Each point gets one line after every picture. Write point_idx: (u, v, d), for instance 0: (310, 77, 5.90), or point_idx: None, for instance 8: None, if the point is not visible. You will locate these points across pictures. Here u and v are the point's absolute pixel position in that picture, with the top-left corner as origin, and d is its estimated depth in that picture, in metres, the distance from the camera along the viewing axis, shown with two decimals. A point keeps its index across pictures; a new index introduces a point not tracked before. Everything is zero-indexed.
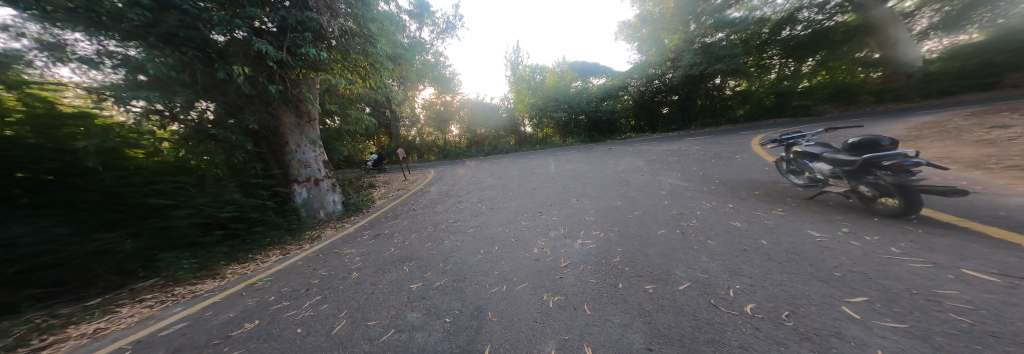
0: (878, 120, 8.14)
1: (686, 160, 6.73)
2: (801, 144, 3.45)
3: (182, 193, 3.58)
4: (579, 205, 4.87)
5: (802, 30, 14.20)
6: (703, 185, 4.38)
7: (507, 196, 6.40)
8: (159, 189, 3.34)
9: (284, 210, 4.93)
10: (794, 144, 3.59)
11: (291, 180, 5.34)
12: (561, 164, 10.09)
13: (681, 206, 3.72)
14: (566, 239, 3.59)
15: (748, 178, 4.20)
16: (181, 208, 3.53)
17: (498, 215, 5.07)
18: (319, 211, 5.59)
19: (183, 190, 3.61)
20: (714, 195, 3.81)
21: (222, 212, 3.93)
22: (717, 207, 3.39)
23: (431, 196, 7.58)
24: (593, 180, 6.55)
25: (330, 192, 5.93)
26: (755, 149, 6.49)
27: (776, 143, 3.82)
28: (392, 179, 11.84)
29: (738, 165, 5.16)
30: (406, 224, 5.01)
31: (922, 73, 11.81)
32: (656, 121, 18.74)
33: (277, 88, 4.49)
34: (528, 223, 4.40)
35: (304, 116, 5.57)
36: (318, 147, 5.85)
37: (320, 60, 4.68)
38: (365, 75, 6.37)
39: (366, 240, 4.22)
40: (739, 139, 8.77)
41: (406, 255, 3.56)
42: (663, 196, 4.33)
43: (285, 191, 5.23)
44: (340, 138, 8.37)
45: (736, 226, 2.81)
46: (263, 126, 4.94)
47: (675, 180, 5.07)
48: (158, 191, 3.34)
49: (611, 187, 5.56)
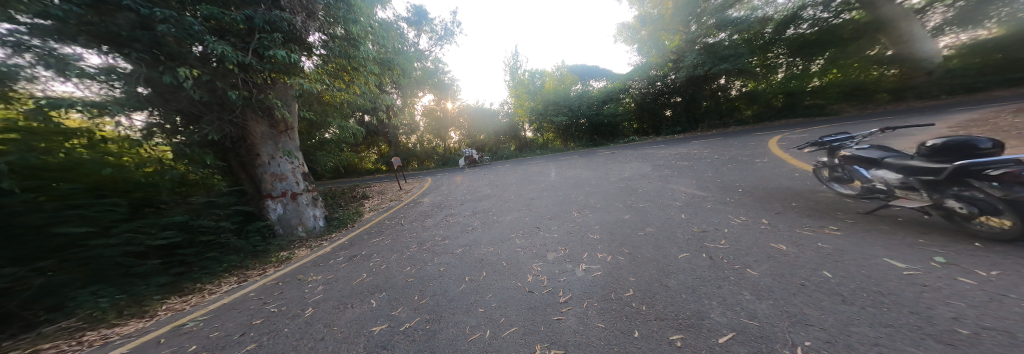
0: (906, 119, 7.52)
1: (698, 165, 6.17)
2: (852, 147, 2.90)
3: (111, 216, 2.84)
4: (582, 219, 4.31)
5: (808, 29, 13.76)
6: (723, 196, 3.81)
7: (504, 208, 5.88)
8: (82, 212, 2.63)
9: (249, 230, 4.29)
10: (841, 148, 3.04)
11: (265, 196, 4.80)
12: (561, 170, 9.54)
13: (703, 222, 3.14)
14: (568, 263, 3.03)
15: (778, 187, 3.66)
16: (102, 237, 2.75)
17: (491, 231, 4.52)
18: (296, 227, 4.99)
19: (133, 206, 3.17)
20: (742, 208, 3.23)
21: (154, 240, 3.10)
22: (747, 223, 2.82)
23: (423, 208, 7.07)
24: (597, 189, 5.99)
25: (311, 206, 5.35)
26: (776, 153, 5.90)
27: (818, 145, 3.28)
28: (387, 188, 11.35)
29: (760, 172, 4.61)
30: (389, 242, 4.48)
31: (943, 69, 11.22)
32: (660, 124, 18.18)
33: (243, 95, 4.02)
34: (523, 243, 3.82)
35: (281, 127, 5.08)
36: (297, 159, 5.28)
37: (292, 64, 4.25)
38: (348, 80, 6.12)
39: (339, 262, 3.70)
40: (753, 141, 8.16)
41: (379, 283, 3.03)
42: (678, 209, 3.75)
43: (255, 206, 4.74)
44: (325, 148, 7.87)
45: (781, 251, 2.23)
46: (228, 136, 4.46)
47: (689, 189, 4.52)
48: (81, 215, 2.63)
49: (618, 197, 5.01)
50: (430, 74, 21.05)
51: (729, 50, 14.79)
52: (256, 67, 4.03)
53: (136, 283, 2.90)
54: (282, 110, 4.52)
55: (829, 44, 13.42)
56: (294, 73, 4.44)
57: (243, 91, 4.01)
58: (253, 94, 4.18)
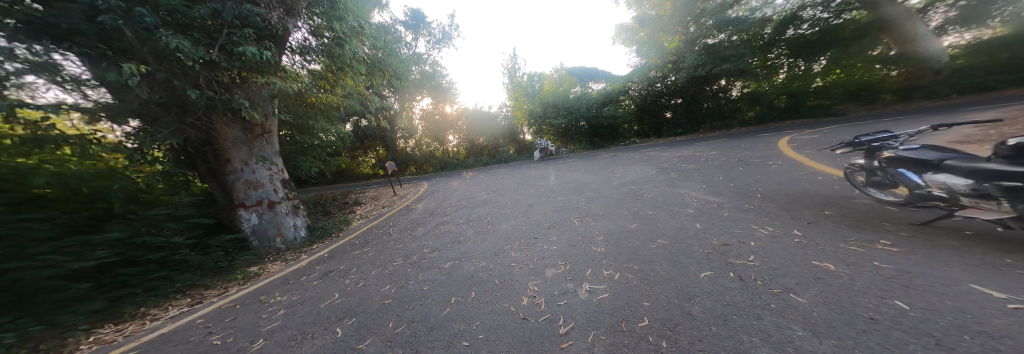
0: (921, 119, 7.19)
1: (706, 168, 5.79)
2: (895, 148, 2.53)
3: (34, 235, 2.29)
4: (583, 228, 3.93)
5: (809, 29, 13.55)
6: (741, 202, 3.43)
7: (500, 215, 5.50)
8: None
9: (214, 244, 3.86)
10: (882, 148, 2.67)
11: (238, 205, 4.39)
12: (561, 174, 9.18)
13: (723, 234, 2.74)
14: (569, 281, 2.64)
15: (803, 193, 3.28)
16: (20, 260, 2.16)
17: (484, 242, 4.12)
18: (274, 239, 4.57)
19: (82, 219, 2.79)
20: (766, 216, 2.85)
21: (85, 261, 2.53)
22: (777, 236, 2.43)
23: (415, 215, 6.67)
24: (600, 194, 5.63)
25: (291, 215, 4.95)
26: (790, 154, 5.53)
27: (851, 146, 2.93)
28: (381, 194, 10.96)
29: (777, 175, 4.23)
30: (372, 254, 4.08)
31: (950, 68, 10.94)
32: (661, 126, 17.90)
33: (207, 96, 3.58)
34: (518, 256, 3.41)
35: (257, 130, 4.65)
36: (275, 165, 4.85)
37: (264, 63, 3.89)
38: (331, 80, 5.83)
39: (311, 280, 3.29)
40: (761, 142, 7.80)
41: (350, 306, 2.63)
42: (692, 217, 3.35)
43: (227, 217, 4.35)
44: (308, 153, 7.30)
45: (828, 270, 1.81)
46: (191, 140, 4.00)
47: (700, 193, 4.14)
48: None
49: (622, 203, 4.63)
50: (428, 77, 20.84)
51: (731, 51, 14.54)
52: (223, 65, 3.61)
53: (63, 312, 2.34)
54: (252, 112, 3.90)
55: (831, 44, 13.19)
56: (269, 72, 4.07)
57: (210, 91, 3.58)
58: (220, 94, 3.75)
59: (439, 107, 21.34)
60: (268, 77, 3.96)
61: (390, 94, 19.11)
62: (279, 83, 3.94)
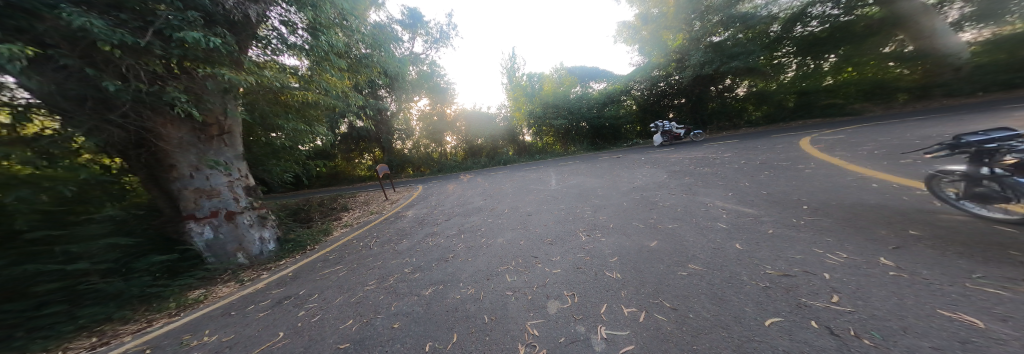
0: (956, 118, 6.61)
1: (726, 172, 5.22)
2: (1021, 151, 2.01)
3: None
4: (592, 246, 3.33)
5: (818, 26, 13.02)
6: (785, 216, 2.86)
7: (496, 226, 4.90)
8: None
9: (136, 268, 3.04)
10: (998, 151, 2.15)
11: (187, 216, 3.74)
12: (563, 178, 8.60)
13: (776, 260, 2.19)
14: (576, 320, 2.03)
15: (865, 207, 2.70)
16: None
17: (476, 262, 3.52)
18: (234, 255, 3.94)
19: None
20: (829, 240, 2.30)
21: None
22: (857, 267, 1.90)
23: (404, 223, 6.07)
24: (608, 202, 5.04)
25: (258, 227, 4.32)
26: (820, 156, 4.95)
27: (955, 148, 2.39)
28: (372, 198, 10.37)
29: (816, 181, 3.65)
30: (342, 274, 3.44)
31: (972, 65, 10.37)
32: (665, 126, 17.35)
33: (134, 87, 2.80)
34: (516, 283, 2.80)
35: (213, 130, 3.99)
36: (235, 171, 4.19)
37: (214, 51, 3.14)
38: (307, 77, 5.26)
39: (258, 311, 2.61)
40: (780, 143, 7.21)
41: (297, 349, 1.99)
42: (727, 233, 2.79)
43: (174, 230, 3.74)
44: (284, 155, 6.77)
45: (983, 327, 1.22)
46: (118, 142, 3.27)
47: (728, 202, 3.56)
48: None
49: (635, 214, 4.04)
50: (426, 78, 20.37)
51: (738, 48, 13.93)
52: (155, 52, 2.81)
53: None
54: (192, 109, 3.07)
55: (842, 41, 12.62)
56: (224, 63, 3.37)
57: (143, 84, 2.81)
58: (157, 85, 2.97)
59: (436, 107, 20.74)
60: (218, 68, 3.23)
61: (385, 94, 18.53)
62: (226, 74, 3.09)
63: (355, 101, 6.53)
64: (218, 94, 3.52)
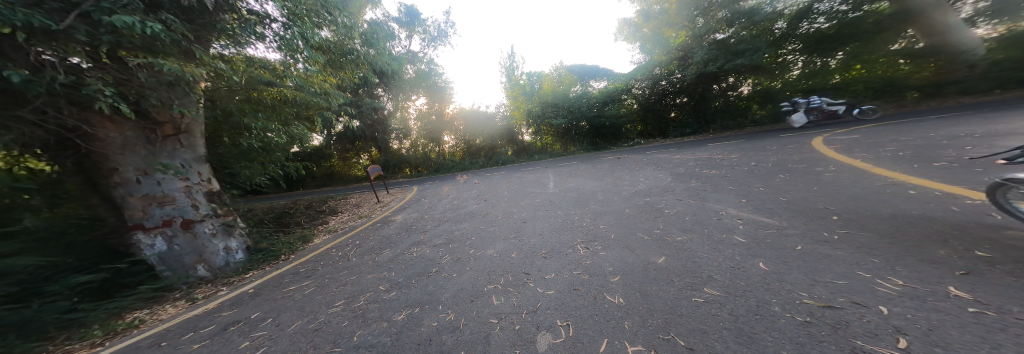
0: (981, 117, 6.17)
1: (736, 175, 4.80)
2: None
3: None
4: (591, 261, 3.00)
5: (826, 22, 12.64)
6: (813, 228, 2.44)
7: (488, 235, 4.53)
8: None
9: (50, 290, 2.49)
10: None
11: (134, 226, 3.35)
12: (561, 180, 8.20)
13: (812, 283, 1.75)
14: None
15: (912, 219, 2.26)
16: None
17: (460, 278, 3.14)
18: (194, 268, 3.62)
19: None
20: (872, 256, 1.88)
21: None
22: (923, 299, 1.45)
23: (390, 229, 5.68)
24: (608, 208, 4.66)
25: (222, 236, 3.96)
26: (840, 158, 4.53)
27: None
28: (363, 201, 9.98)
29: (843, 186, 3.24)
30: (309, 292, 3.07)
31: (989, 62, 9.94)
32: (667, 126, 16.95)
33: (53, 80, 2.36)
34: (502, 307, 2.40)
35: (167, 129, 3.54)
36: (191, 175, 3.80)
37: (157, 38, 2.73)
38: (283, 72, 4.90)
39: (188, 344, 2.18)
40: (791, 143, 6.79)
41: None
42: (746, 248, 2.39)
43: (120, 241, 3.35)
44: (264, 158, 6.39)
45: None
46: (34, 142, 2.78)
47: (743, 210, 3.15)
48: None
49: (638, 224, 3.67)
50: (423, 76, 19.99)
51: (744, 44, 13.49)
52: (78, 39, 2.38)
53: None
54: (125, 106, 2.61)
55: (850, 38, 12.22)
56: (171, 55, 2.98)
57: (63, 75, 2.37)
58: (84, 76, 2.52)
59: (434, 107, 20.34)
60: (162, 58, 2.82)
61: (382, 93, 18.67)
62: (169, 66, 2.69)
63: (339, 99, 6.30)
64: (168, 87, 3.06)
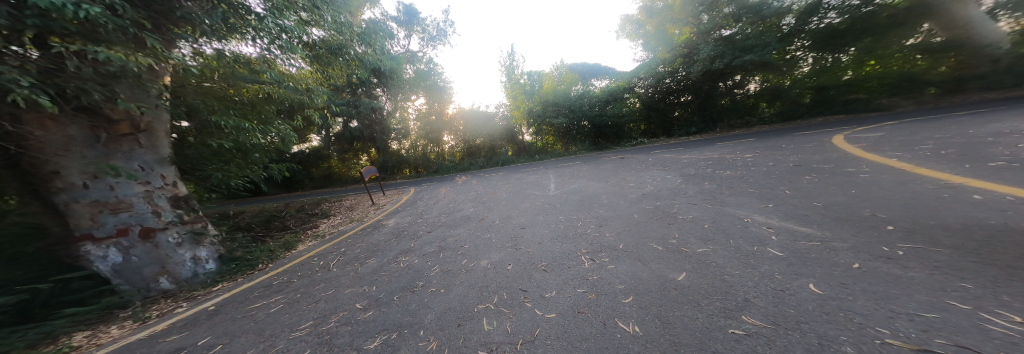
0: (1015, 112, 5.73)
1: (754, 177, 4.38)
2: None
3: None
4: (597, 276, 2.63)
5: (837, 17, 11.84)
6: (867, 240, 2.02)
7: (483, 243, 4.16)
8: None
9: None
10: None
11: (83, 237, 3.01)
12: (562, 181, 7.82)
13: (885, 315, 1.35)
14: None
15: (989, 229, 1.84)
16: None
17: (447, 295, 2.76)
18: (155, 281, 3.29)
19: None
20: (956, 277, 1.48)
21: None
22: None
23: (381, 235, 5.33)
24: (613, 213, 4.28)
25: (188, 245, 3.67)
26: (870, 158, 4.12)
27: None
28: (358, 203, 9.64)
29: (888, 190, 2.81)
30: (279, 309, 2.74)
31: (1014, 56, 9.47)
32: (671, 125, 16.50)
33: None
34: (493, 334, 2.01)
35: (122, 127, 3.21)
36: (152, 178, 3.48)
37: (95, 18, 2.35)
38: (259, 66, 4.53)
39: None
40: (808, 142, 6.35)
41: None
42: (785, 263, 1.99)
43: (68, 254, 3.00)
44: None
45: None
46: None
47: (772, 218, 2.75)
48: None
49: (648, 232, 3.29)
50: (423, 76, 19.71)
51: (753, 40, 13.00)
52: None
53: None
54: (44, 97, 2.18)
55: (863, 32, 11.56)
56: (118, 43, 2.63)
57: None
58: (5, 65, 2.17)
59: (433, 106, 20.00)
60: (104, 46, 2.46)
61: (381, 92, 18.45)
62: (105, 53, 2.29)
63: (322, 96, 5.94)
64: (111, 78, 2.68)
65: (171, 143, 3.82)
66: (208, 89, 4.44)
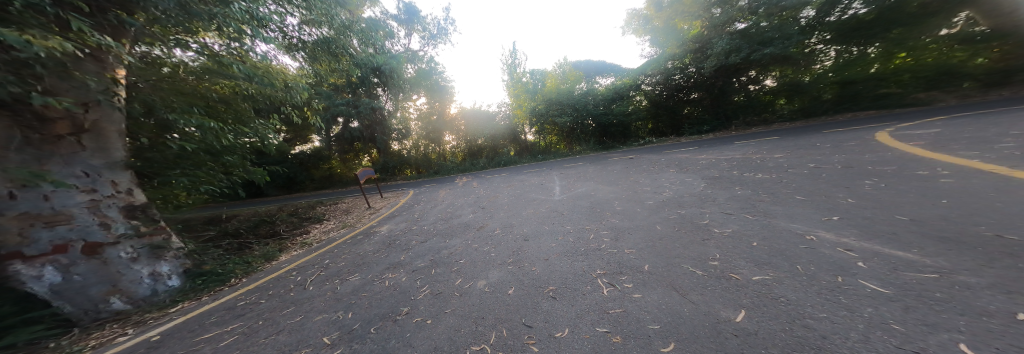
0: None
1: (797, 180, 3.77)
2: None
3: None
4: (626, 308, 2.06)
5: (863, 7, 11.00)
6: (1013, 274, 1.44)
7: (481, 258, 3.63)
8: None
9: None
10: None
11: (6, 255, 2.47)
12: (568, 184, 7.26)
13: None
14: None
15: None
16: None
17: (436, 329, 2.21)
18: (105, 301, 2.78)
19: None
20: None
21: None
22: None
23: (371, 244, 4.84)
24: (631, 223, 3.72)
25: (146, 261, 3.21)
26: (937, 158, 3.52)
27: None
28: (353, 206, 9.20)
29: (997, 202, 2.21)
30: (232, 341, 2.23)
31: None
32: (681, 123, 15.75)
33: None
34: None
35: (62, 126, 2.82)
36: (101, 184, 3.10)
37: None
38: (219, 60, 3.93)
39: None
40: (846, 140, 5.68)
41: None
42: (901, 305, 1.43)
43: None
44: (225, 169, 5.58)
45: None
46: None
47: (846, 236, 2.18)
48: None
49: (680, 250, 2.73)
50: (423, 75, 19.36)
51: (772, 32, 12.17)
52: None
53: None
54: None
55: (892, 23, 10.70)
56: (35, 26, 2.20)
57: None
58: None
59: (433, 106, 19.61)
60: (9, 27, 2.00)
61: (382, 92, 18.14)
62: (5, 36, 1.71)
63: (303, 93, 5.47)
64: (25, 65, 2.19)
65: (124, 145, 3.42)
66: (167, 83, 3.99)
